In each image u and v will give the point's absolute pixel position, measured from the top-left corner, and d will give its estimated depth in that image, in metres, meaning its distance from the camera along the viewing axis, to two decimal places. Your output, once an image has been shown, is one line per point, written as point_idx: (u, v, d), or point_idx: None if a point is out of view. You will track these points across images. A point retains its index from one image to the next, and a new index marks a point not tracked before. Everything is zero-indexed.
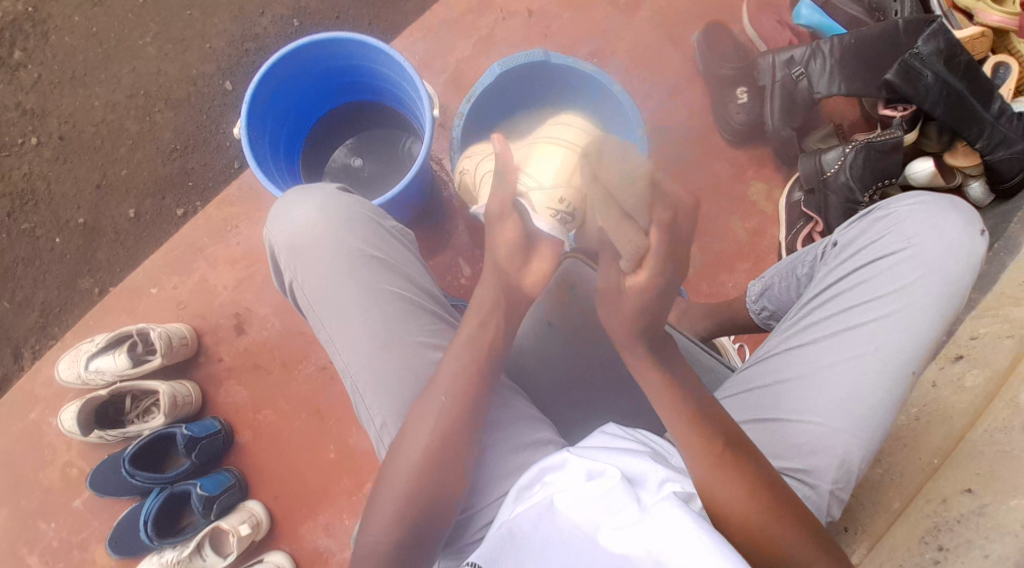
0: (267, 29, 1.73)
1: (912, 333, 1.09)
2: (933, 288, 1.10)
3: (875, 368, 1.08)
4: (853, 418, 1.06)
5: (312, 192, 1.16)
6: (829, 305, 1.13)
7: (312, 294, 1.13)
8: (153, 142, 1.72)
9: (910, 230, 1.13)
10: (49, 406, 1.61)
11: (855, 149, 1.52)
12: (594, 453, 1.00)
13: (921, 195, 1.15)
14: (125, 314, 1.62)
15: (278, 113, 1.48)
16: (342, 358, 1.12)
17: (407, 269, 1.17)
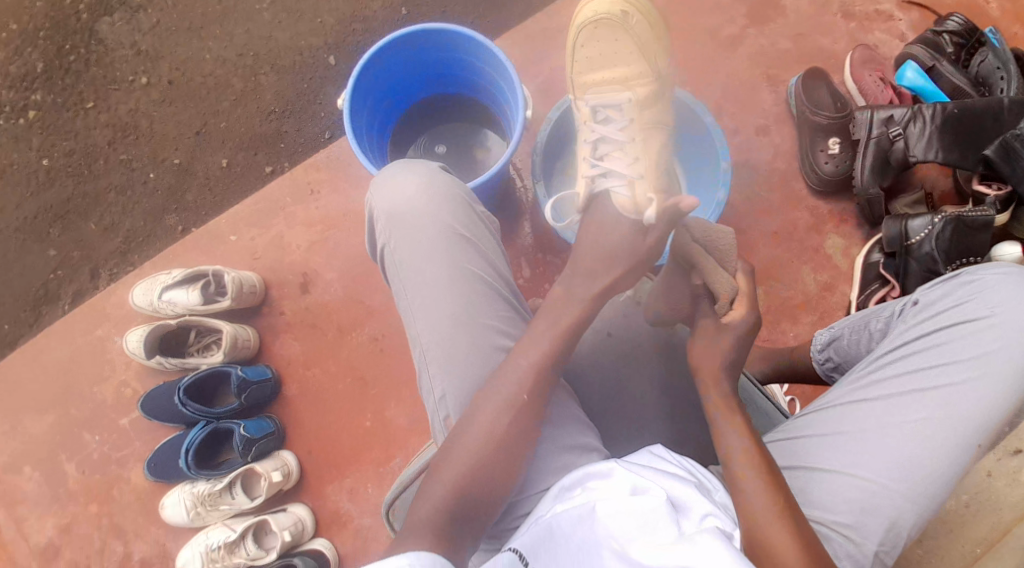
0: (377, 13, 1.79)
1: (985, 403, 1.08)
2: (1012, 360, 1.09)
3: (944, 431, 1.07)
4: (913, 478, 1.05)
5: (417, 168, 1.21)
6: (902, 362, 1.13)
7: (398, 261, 1.17)
8: (256, 99, 1.78)
9: (995, 299, 1.13)
10: (117, 325, 1.68)
11: (944, 220, 1.50)
12: (640, 469, 1.03)
13: (1008, 267, 1.16)
14: (204, 255, 1.69)
15: (376, 91, 1.52)
16: (415, 326, 1.14)
17: (492, 255, 1.20)
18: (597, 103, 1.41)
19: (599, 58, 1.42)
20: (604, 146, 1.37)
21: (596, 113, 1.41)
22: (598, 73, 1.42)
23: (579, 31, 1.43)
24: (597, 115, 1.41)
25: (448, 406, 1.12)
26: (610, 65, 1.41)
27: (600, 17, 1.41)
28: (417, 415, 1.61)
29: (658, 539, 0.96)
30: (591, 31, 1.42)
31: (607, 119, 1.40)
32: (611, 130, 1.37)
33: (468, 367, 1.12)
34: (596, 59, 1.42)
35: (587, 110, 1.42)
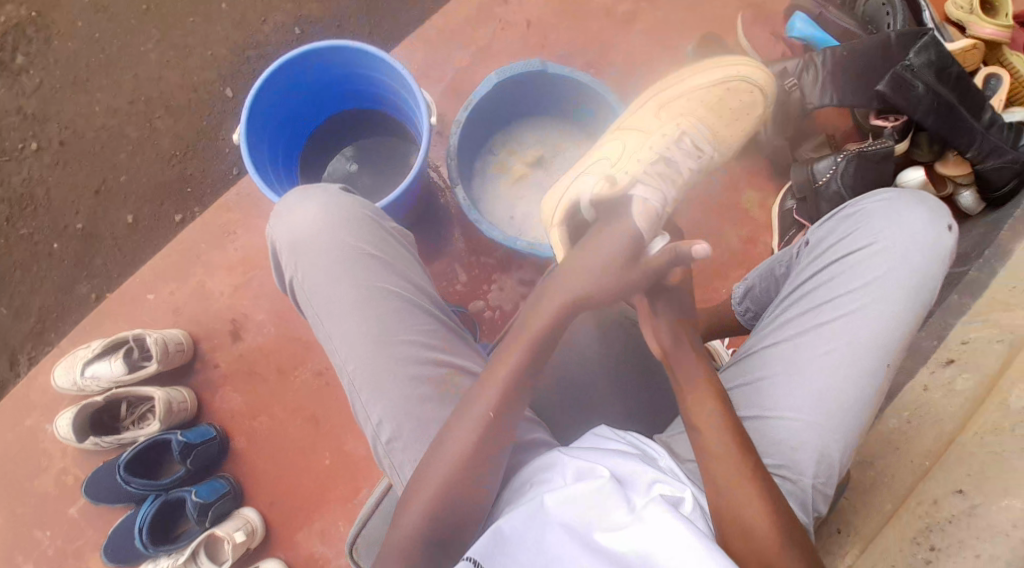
0: (268, 37, 1.72)
1: (883, 327, 1.09)
2: (900, 282, 1.09)
3: (848, 363, 1.08)
4: (829, 413, 1.07)
5: (313, 192, 1.14)
6: (801, 303, 1.14)
7: (308, 292, 1.11)
8: (155, 147, 1.69)
9: (877, 225, 1.12)
10: (45, 412, 1.61)
11: (846, 158, 1.55)
12: (582, 455, 1.11)
13: (888, 190, 1.15)
14: (121, 320, 1.60)
15: (275, 121, 1.43)
16: (337, 355, 1.10)
17: (404, 267, 1.14)
18: (690, 132, 1.47)
19: (734, 116, 1.53)
20: (666, 168, 1.41)
21: (683, 138, 1.46)
22: (716, 109, 1.52)
23: (730, 78, 1.53)
24: (675, 136, 1.46)
25: (384, 431, 1.08)
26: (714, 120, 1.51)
27: (749, 73, 1.54)
28: None
29: (613, 516, 1.04)
30: (738, 88, 1.53)
31: (677, 144, 1.45)
32: (681, 166, 1.43)
33: (397, 387, 1.07)
34: (731, 102, 1.52)
35: (676, 132, 1.46)
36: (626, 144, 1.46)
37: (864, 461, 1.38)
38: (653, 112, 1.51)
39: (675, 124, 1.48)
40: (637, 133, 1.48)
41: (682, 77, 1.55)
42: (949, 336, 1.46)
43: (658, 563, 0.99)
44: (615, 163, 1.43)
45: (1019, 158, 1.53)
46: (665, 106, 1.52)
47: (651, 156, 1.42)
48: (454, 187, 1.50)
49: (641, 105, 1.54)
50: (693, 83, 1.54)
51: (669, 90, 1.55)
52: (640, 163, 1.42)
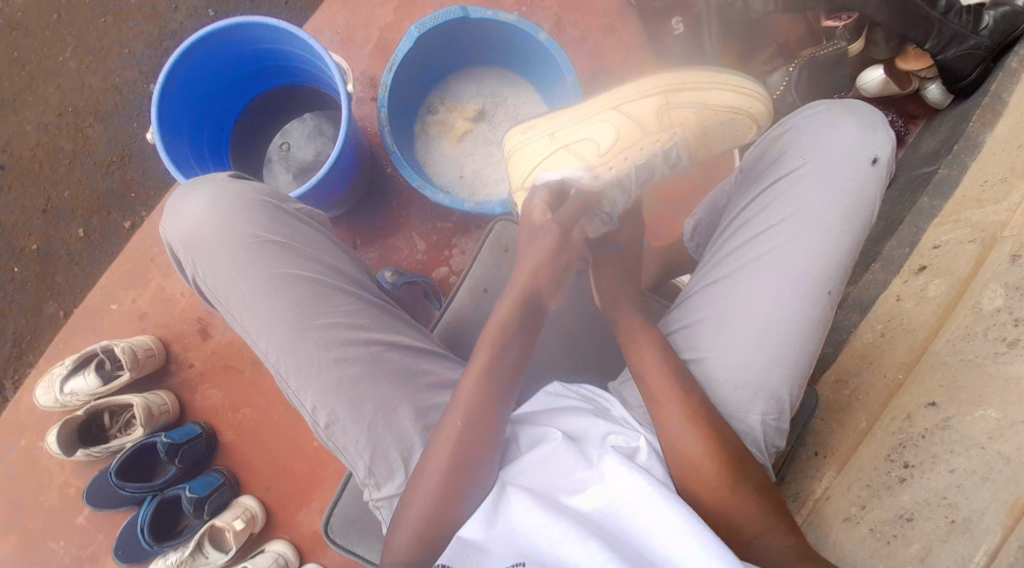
0: (183, 24, 1.67)
1: (820, 250, 1.04)
2: (834, 202, 1.05)
3: (786, 292, 1.04)
4: (772, 348, 1.04)
5: (204, 183, 1.09)
6: (736, 238, 1.09)
7: (215, 289, 1.07)
8: (91, 156, 1.68)
9: (806, 146, 1.08)
10: (37, 431, 1.63)
11: (798, 67, 1.54)
12: (537, 422, 1.09)
13: (814, 107, 1.10)
14: (90, 334, 1.61)
15: (191, 113, 1.40)
16: (259, 349, 1.06)
17: (314, 250, 1.10)
18: (682, 143, 1.22)
19: (721, 139, 1.24)
20: (645, 169, 1.22)
21: (671, 147, 1.22)
22: (704, 127, 1.22)
23: (723, 104, 1.21)
24: (661, 151, 1.22)
25: (322, 418, 1.05)
26: (702, 114, 1.21)
27: (746, 101, 1.21)
28: None
29: (572, 479, 1.01)
30: (728, 116, 1.21)
31: (662, 154, 1.22)
32: (655, 170, 1.23)
33: (326, 374, 1.05)
34: (723, 127, 1.23)
35: (670, 141, 1.21)
36: (616, 141, 1.20)
37: (839, 380, 1.34)
38: (651, 109, 1.20)
39: (672, 131, 1.21)
40: (628, 130, 1.20)
41: (697, 79, 1.20)
42: (921, 241, 1.38)
43: (624, 519, 0.97)
44: (597, 152, 1.20)
45: (980, 44, 1.43)
46: (671, 106, 1.20)
47: (636, 153, 1.21)
48: (388, 150, 1.44)
49: (651, 86, 1.20)
50: (696, 96, 1.20)
51: (683, 82, 1.20)
52: (620, 163, 1.21)
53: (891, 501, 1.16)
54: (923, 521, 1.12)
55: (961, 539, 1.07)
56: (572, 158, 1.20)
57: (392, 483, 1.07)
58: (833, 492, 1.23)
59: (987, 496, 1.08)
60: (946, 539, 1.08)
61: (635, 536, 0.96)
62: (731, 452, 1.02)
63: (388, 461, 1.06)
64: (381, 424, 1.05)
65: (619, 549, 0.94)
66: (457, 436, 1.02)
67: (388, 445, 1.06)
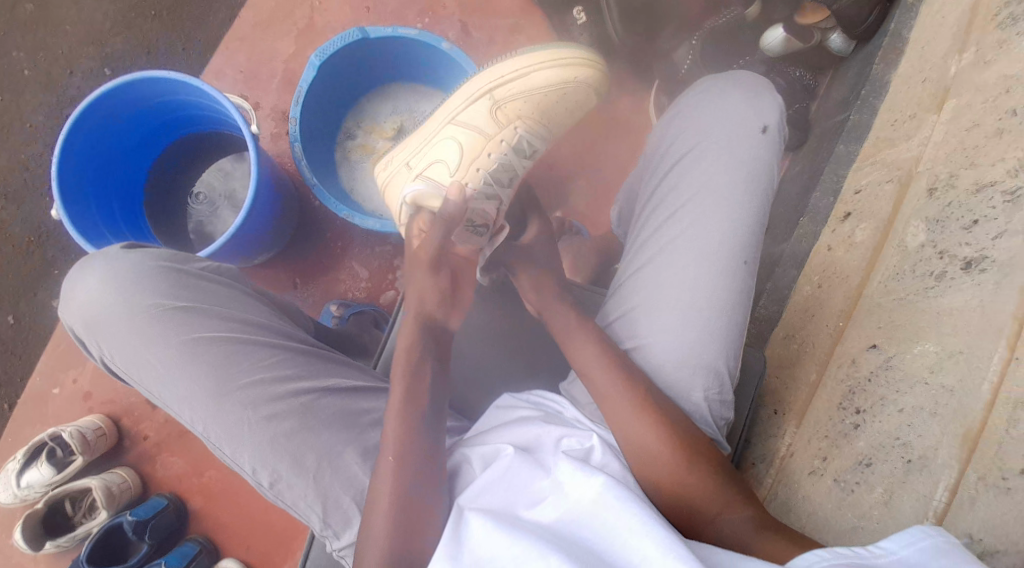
0: (80, 88, 1.65)
1: (731, 222, 1.05)
2: (736, 172, 1.06)
3: (706, 268, 1.04)
4: (700, 325, 1.04)
5: (96, 262, 1.05)
6: (647, 223, 1.09)
7: (130, 367, 1.04)
8: (7, 241, 1.63)
9: (699, 123, 1.08)
10: (3, 529, 1.59)
11: (701, 39, 1.54)
12: (486, 437, 1.06)
13: (701, 83, 1.11)
14: (38, 423, 1.57)
15: (97, 181, 1.38)
16: (185, 419, 1.04)
17: (226, 307, 1.07)
18: (526, 133, 1.22)
19: (561, 113, 1.24)
20: (507, 169, 1.21)
21: (518, 141, 1.21)
22: (543, 109, 1.22)
23: (550, 82, 1.20)
24: (511, 147, 1.21)
25: (264, 478, 1.03)
26: (533, 95, 1.21)
27: (566, 71, 1.21)
28: None
29: (530, 492, 0.99)
30: (559, 89, 1.21)
31: (514, 150, 1.21)
32: (516, 167, 1.21)
33: (260, 432, 1.02)
34: (559, 104, 1.23)
35: (515, 135, 1.21)
36: (464, 156, 1.19)
37: (788, 336, 1.34)
38: (485, 113, 1.19)
39: (512, 125, 1.21)
40: (470, 140, 1.19)
41: (515, 69, 1.20)
42: (844, 189, 1.39)
43: (585, 523, 0.94)
44: (451, 172, 1.19)
45: None
46: (500, 105, 1.20)
47: (489, 158, 1.20)
48: (309, 184, 1.42)
49: (475, 94, 1.20)
50: (521, 85, 1.20)
51: (502, 77, 1.19)
52: (477, 174, 1.19)
53: (849, 449, 1.15)
54: (880, 464, 1.11)
55: (920, 477, 1.07)
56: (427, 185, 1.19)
57: (349, 529, 1.04)
58: (796, 448, 1.22)
59: (938, 430, 1.08)
60: (905, 479, 1.08)
61: (596, 542, 0.92)
62: (679, 436, 1.01)
63: (339, 507, 1.03)
64: (325, 472, 1.03)
65: (580, 556, 0.91)
66: (396, 468, 1.00)
67: (338, 492, 1.03)
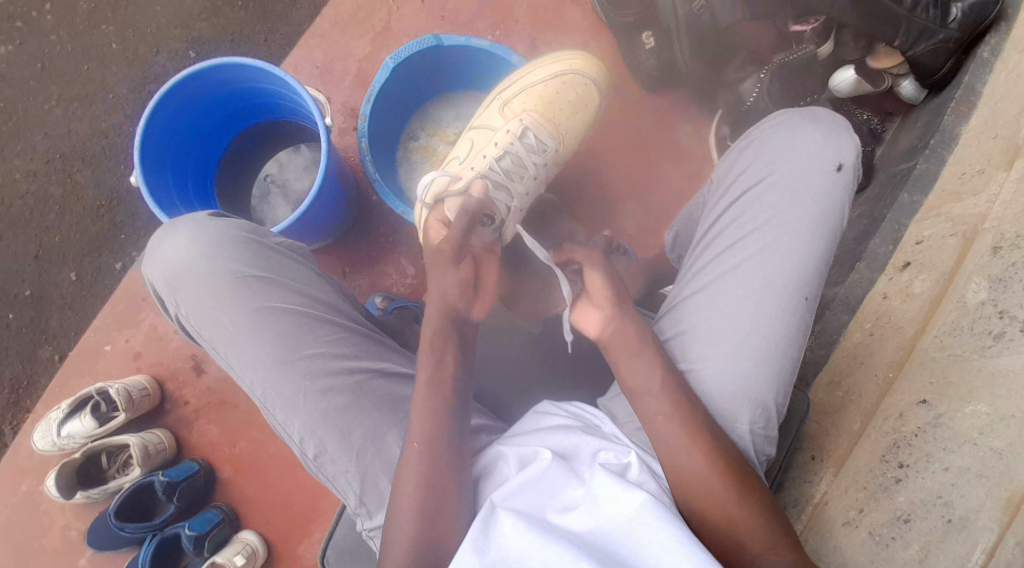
0: (164, 66, 1.70)
1: (797, 256, 1.05)
2: (808, 208, 1.05)
3: (768, 299, 1.04)
4: (755, 356, 1.04)
5: (182, 222, 1.09)
6: (713, 247, 1.09)
7: (199, 324, 1.07)
8: (78, 202, 1.70)
9: (774, 155, 1.09)
10: (38, 475, 1.64)
11: (770, 73, 1.52)
12: (523, 439, 1.07)
13: (780, 116, 1.11)
14: (87, 375, 1.63)
15: (174, 156, 1.42)
16: (245, 382, 1.06)
17: (295, 281, 1.10)
18: (533, 126, 1.37)
19: (565, 111, 1.40)
20: (514, 160, 1.35)
21: (525, 134, 1.37)
22: (547, 104, 1.39)
23: (547, 76, 1.39)
24: (518, 137, 1.36)
25: (310, 449, 1.05)
26: (534, 89, 1.38)
27: (563, 69, 1.40)
28: None
29: (564, 498, 1.01)
30: (557, 83, 1.39)
31: (521, 141, 1.36)
32: (524, 157, 1.36)
33: (313, 404, 1.05)
34: (560, 100, 1.40)
35: (519, 126, 1.37)
36: (473, 146, 1.37)
37: (833, 382, 1.34)
38: (495, 111, 1.39)
39: (518, 119, 1.37)
40: (482, 135, 1.38)
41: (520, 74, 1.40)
42: (904, 238, 1.38)
43: (616, 538, 0.96)
44: (463, 162, 1.37)
45: (950, 36, 1.43)
46: (507, 103, 1.38)
47: (495, 148, 1.35)
48: (372, 180, 1.45)
49: (489, 102, 1.40)
50: (522, 83, 1.39)
51: (509, 82, 1.40)
52: (484, 161, 1.35)
53: (888, 503, 1.16)
54: (919, 521, 1.12)
55: (958, 538, 1.08)
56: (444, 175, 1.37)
57: (382, 510, 1.06)
58: (832, 496, 1.23)
59: (982, 494, 1.08)
60: (943, 539, 1.09)
61: (629, 556, 0.94)
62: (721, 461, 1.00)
63: (375, 486, 1.05)
64: (369, 451, 1.05)
65: None
66: (421, 455, 1.02)
67: (377, 472, 1.05)
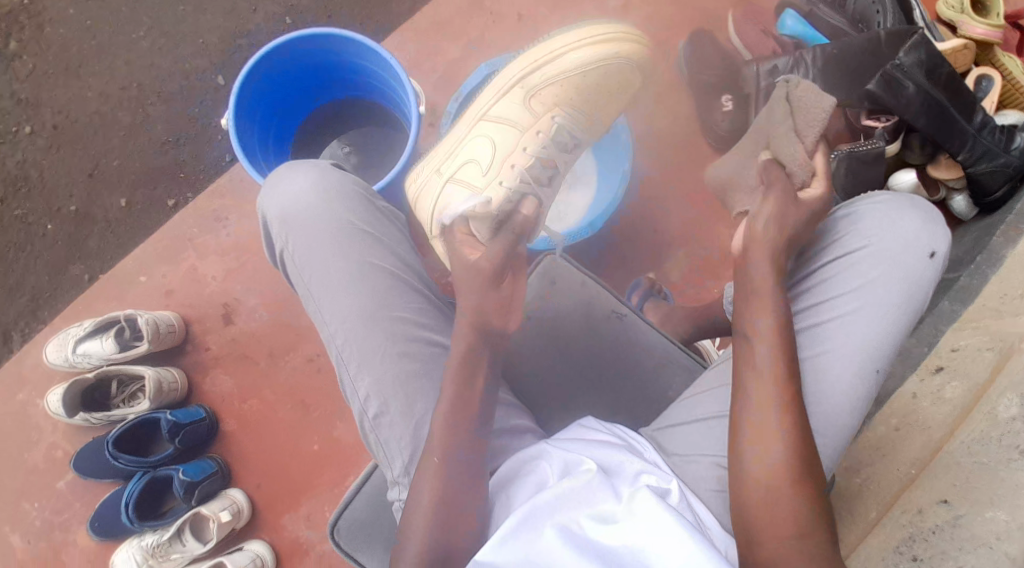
0: (259, 26, 1.73)
1: (875, 330, 1.09)
2: (894, 287, 1.10)
3: (840, 364, 1.09)
4: (818, 415, 1.09)
5: (305, 164, 1.14)
6: (794, 304, 1.14)
7: (298, 262, 1.11)
8: (146, 134, 1.72)
9: (871, 229, 1.12)
10: (37, 387, 1.64)
11: (838, 158, 1.55)
12: (571, 447, 1.09)
13: (882, 194, 1.15)
14: (114, 301, 1.64)
15: (263, 109, 1.45)
16: (328, 328, 1.09)
17: (395, 246, 1.14)
18: (563, 121, 1.32)
19: (597, 98, 1.34)
20: (544, 159, 1.29)
21: (554, 129, 1.31)
22: (575, 94, 1.32)
23: (577, 66, 1.30)
24: (547, 134, 1.31)
25: (373, 408, 1.07)
26: (564, 79, 1.30)
27: (598, 47, 1.30)
28: None
29: (599, 510, 1.02)
30: (593, 70, 1.31)
31: (553, 138, 1.31)
32: (554, 157, 1.31)
33: (388, 365, 1.08)
34: (594, 82, 1.32)
35: (550, 123, 1.31)
36: (495, 151, 1.29)
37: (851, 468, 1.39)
38: (519, 106, 1.31)
39: (547, 113, 1.31)
40: (503, 134, 1.30)
41: (549, 52, 1.31)
42: (939, 343, 1.41)
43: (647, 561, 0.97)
44: (483, 172, 1.28)
45: (1011, 162, 1.51)
46: (533, 95, 1.31)
47: (524, 155, 1.29)
48: None
49: (506, 89, 1.31)
50: (554, 67, 1.30)
51: (534, 64, 1.31)
52: (511, 168, 1.28)
53: None
54: None
55: None
56: (461, 186, 1.28)
57: None
58: None
59: None
60: None
61: None
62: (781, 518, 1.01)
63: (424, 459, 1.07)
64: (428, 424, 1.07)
65: None
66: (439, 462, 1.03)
67: None
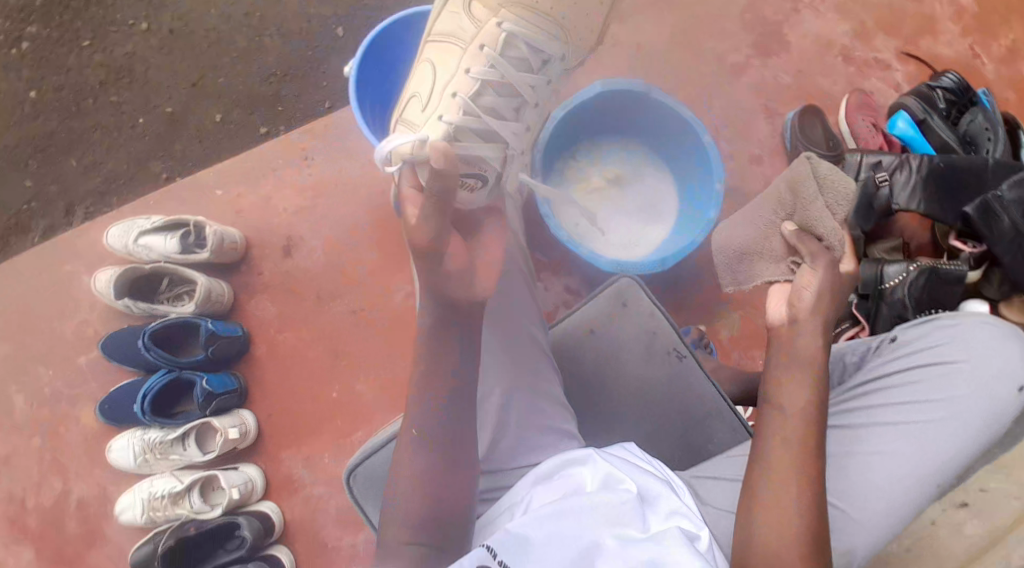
0: None
1: (950, 444, 1.11)
2: (978, 408, 1.12)
3: (909, 467, 1.10)
4: (873, 510, 1.10)
5: None
6: (876, 397, 1.16)
7: None
8: (257, 61, 1.76)
9: (970, 347, 1.15)
10: (86, 263, 1.67)
11: (918, 269, 1.51)
12: (620, 463, 1.09)
13: (986, 318, 1.18)
14: (184, 204, 1.67)
15: (385, 68, 1.48)
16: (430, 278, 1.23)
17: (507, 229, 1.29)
18: (506, 33, 1.24)
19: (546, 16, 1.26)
20: (490, 83, 1.22)
21: (495, 47, 1.24)
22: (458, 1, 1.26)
23: None
24: (477, 47, 1.24)
25: None
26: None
27: None
28: (384, 390, 1.61)
29: (625, 532, 1.00)
30: None
31: (469, 51, 1.24)
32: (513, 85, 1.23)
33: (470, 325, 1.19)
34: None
35: (494, 38, 1.24)
36: (433, 75, 1.24)
37: None
38: (450, 21, 1.26)
39: (491, 28, 1.24)
40: (438, 54, 1.25)
41: None
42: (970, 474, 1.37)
43: None
44: (424, 107, 1.22)
45: None
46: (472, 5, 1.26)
47: (464, 80, 1.22)
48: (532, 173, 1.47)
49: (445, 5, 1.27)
50: None
51: None
52: (452, 96, 1.21)
53: None
54: None
55: None
56: (409, 123, 1.22)
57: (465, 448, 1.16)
58: None
59: None
60: None
61: None
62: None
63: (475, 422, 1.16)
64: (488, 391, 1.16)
65: None
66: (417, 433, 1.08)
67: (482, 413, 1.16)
